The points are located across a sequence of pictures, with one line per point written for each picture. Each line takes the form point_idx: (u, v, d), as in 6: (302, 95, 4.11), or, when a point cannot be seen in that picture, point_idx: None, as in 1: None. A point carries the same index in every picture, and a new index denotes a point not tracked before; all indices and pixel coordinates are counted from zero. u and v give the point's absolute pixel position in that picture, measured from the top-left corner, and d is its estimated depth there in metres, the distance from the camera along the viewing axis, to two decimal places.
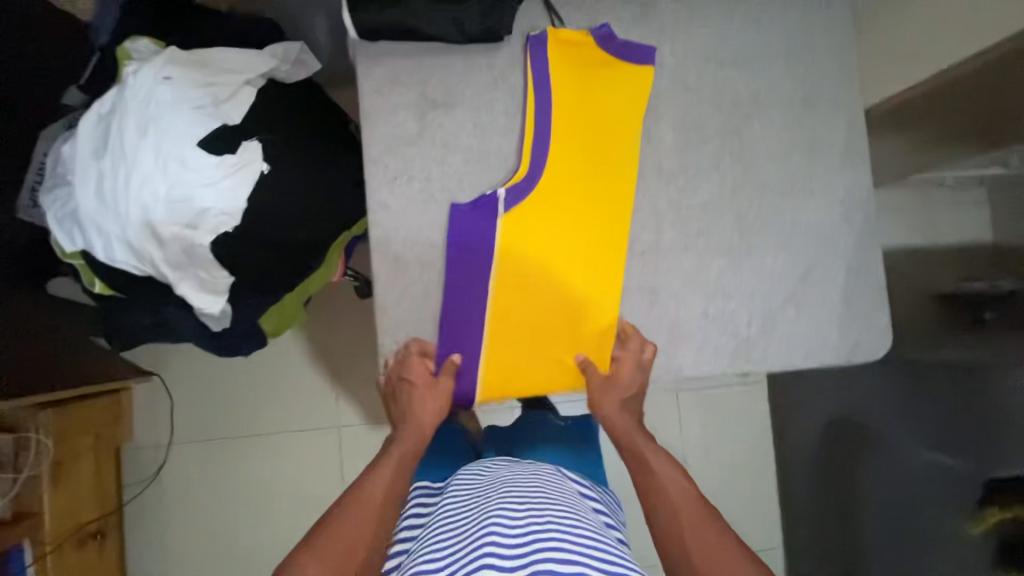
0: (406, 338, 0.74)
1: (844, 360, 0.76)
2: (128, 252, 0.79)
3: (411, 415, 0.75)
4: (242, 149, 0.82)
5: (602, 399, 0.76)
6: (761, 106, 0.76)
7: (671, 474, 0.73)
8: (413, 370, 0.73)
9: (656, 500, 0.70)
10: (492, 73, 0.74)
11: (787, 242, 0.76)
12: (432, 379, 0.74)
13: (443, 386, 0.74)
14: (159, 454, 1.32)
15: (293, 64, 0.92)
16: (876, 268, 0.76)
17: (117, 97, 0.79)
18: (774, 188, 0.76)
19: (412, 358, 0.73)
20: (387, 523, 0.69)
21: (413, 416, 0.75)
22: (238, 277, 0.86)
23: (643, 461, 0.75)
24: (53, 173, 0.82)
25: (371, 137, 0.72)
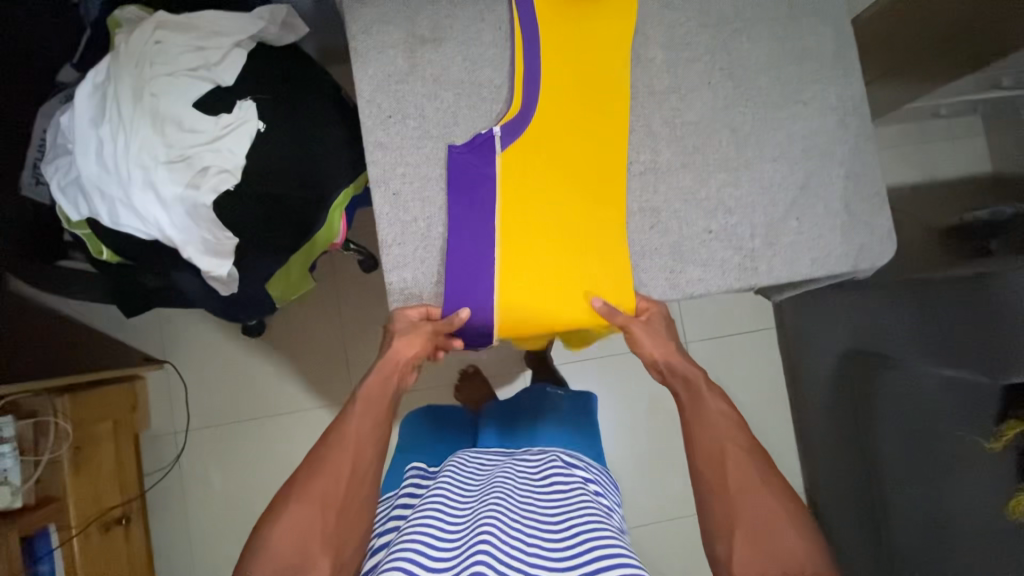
0: (412, 279, 0.74)
1: (850, 267, 0.76)
2: (132, 216, 0.80)
3: (390, 354, 0.73)
4: (237, 108, 0.83)
5: (647, 339, 0.74)
6: (748, 21, 0.77)
7: (723, 423, 0.70)
8: (398, 319, 0.73)
9: (702, 452, 0.69)
10: (479, 7, 0.74)
11: (783, 153, 0.76)
12: (415, 321, 0.73)
13: (424, 331, 0.72)
14: (178, 440, 1.33)
15: (282, 27, 0.92)
16: (874, 172, 0.77)
17: (111, 64, 0.81)
18: (767, 100, 0.76)
19: (404, 309, 0.74)
20: (364, 465, 0.68)
21: (391, 349, 0.73)
22: (242, 238, 0.86)
23: (698, 399, 0.73)
24: (54, 144, 0.83)
25: (364, 76, 0.73)
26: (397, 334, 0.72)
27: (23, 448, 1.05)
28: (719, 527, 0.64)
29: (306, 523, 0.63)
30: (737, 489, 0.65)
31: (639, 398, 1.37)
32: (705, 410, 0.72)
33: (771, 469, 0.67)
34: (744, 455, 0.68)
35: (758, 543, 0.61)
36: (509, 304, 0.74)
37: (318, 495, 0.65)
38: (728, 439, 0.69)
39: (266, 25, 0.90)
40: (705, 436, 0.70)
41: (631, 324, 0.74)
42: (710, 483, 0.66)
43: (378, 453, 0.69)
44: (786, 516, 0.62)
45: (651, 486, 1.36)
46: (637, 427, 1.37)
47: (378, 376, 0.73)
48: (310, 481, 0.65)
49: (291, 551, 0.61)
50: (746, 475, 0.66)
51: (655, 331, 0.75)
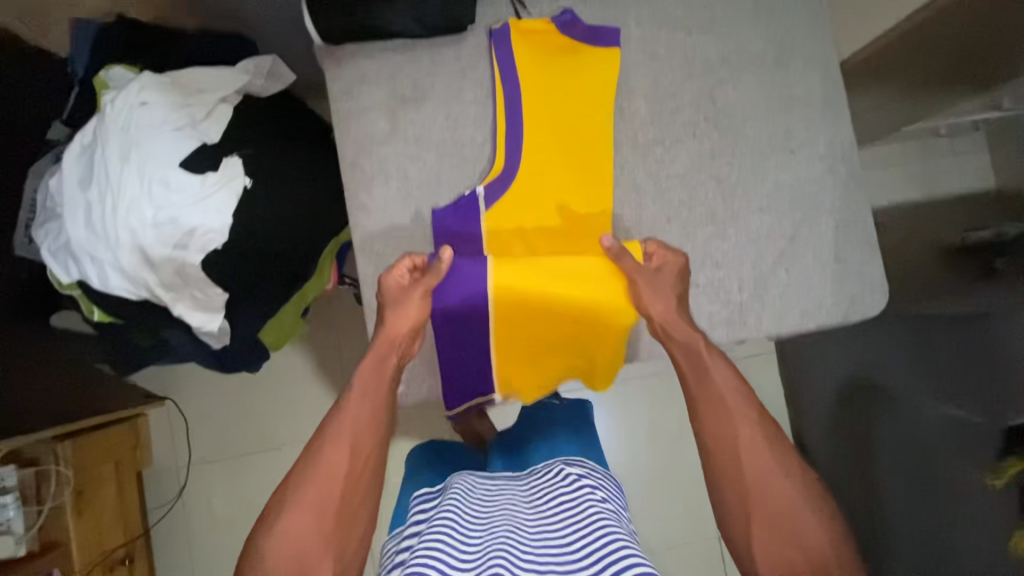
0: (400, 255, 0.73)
1: (840, 318, 0.75)
2: (122, 278, 0.80)
3: (386, 325, 0.70)
4: (223, 165, 0.83)
5: (652, 297, 0.70)
6: (733, 69, 0.75)
7: (730, 392, 0.64)
8: (387, 286, 0.70)
9: (710, 430, 0.63)
10: (459, 65, 0.74)
11: (771, 204, 0.75)
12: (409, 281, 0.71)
13: (417, 292, 0.70)
14: (180, 476, 1.34)
15: (268, 77, 0.93)
16: (864, 221, 0.76)
17: (97, 127, 0.81)
18: (755, 150, 0.75)
19: (392, 269, 0.71)
20: (367, 455, 0.63)
21: (389, 320, 0.70)
22: (233, 294, 0.87)
23: (701, 364, 0.66)
24: (44, 208, 0.83)
25: (345, 139, 0.73)
26: (391, 300, 0.70)
27: (25, 495, 1.09)
28: (733, 511, 0.59)
29: (303, 530, 0.57)
30: (752, 471, 0.60)
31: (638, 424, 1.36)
32: (711, 382, 0.65)
33: (782, 444, 0.62)
34: (756, 431, 0.62)
35: (777, 527, 0.57)
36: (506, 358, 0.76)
37: (314, 494, 0.59)
38: (736, 412, 0.63)
39: (250, 77, 0.90)
40: (712, 412, 0.63)
41: (635, 274, 0.70)
42: (721, 464, 0.61)
43: (378, 439, 0.64)
44: (802, 495, 0.58)
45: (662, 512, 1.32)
46: (644, 452, 1.32)
47: (375, 354, 0.69)
48: (304, 482, 0.60)
49: (291, 558, 0.56)
50: (761, 456, 0.60)
51: (660, 285, 0.70)
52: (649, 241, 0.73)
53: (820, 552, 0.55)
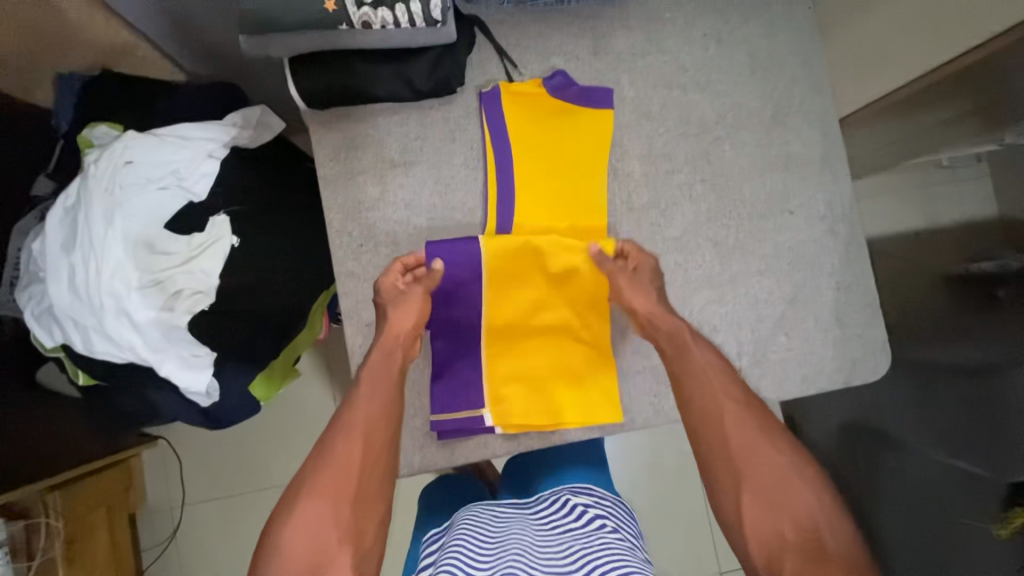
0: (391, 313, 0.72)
1: (843, 382, 0.73)
2: (107, 342, 0.78)
3: (384, 329, 0.67)
4: (209, 225, 0.82)
5: (634, 289, 0.69)
6: (729, 128, 0.74)
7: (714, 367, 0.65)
8: (383, 287, 0.67)
9: (697, 408, 0.63)
10: (449, 127, 0.72)
11: (769, 266, 0.73)
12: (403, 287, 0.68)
13: (415, 291, 0.67)
14: (174, 517, 1.32)
15: (256, 128, 0.90)
16: (865, 283, 0.74)
17: (80, 187, 0.79)
18: (753, 211, 0.73)
19: (385, 275, 0.68)
20: (379, 449, 0.61)
21: (387, 321, 0.67)
22: (220, 351, 0.85)
23: (685, 351, 0.66)
24: (27, 270, 0.81)
25: (333, 205, 0.71)
26: (388, 304, 0.67)
27: (14, 550, 1.05)
28: (727, 489, 0.59)
29: (320, 522, 0.55)
30: (740, 445, 0.60)
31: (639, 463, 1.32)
32: (693, 363, 0.65)
33: (767, 416, 0.62)
34: (741, 407, 0.62)
35: (768, 497, 0.57)
36: (504, 384, 0.72)
37: (328, 483, 0.58)
38: (721, 387, 0.63)
39: (238, 130, 0.88)
40: (698, 393, 0.63)
41: (617, 274, 0.69)
42: (711, 444, 0.61)
43: (389, 433, 0.63)
44: (791, 465, 0.58)
45: (667, 551, 1.29)
46: (646, 488, 1.30)
47: (380, 353, 0.66)
48: (319, 471, 0.59)
49: (307, 546, 0.54)
50: (749, 435, 0.60)
51: (644, 282, 0.69)
52: (626, 242, 0.71)
53: (812, 520, 0.55)
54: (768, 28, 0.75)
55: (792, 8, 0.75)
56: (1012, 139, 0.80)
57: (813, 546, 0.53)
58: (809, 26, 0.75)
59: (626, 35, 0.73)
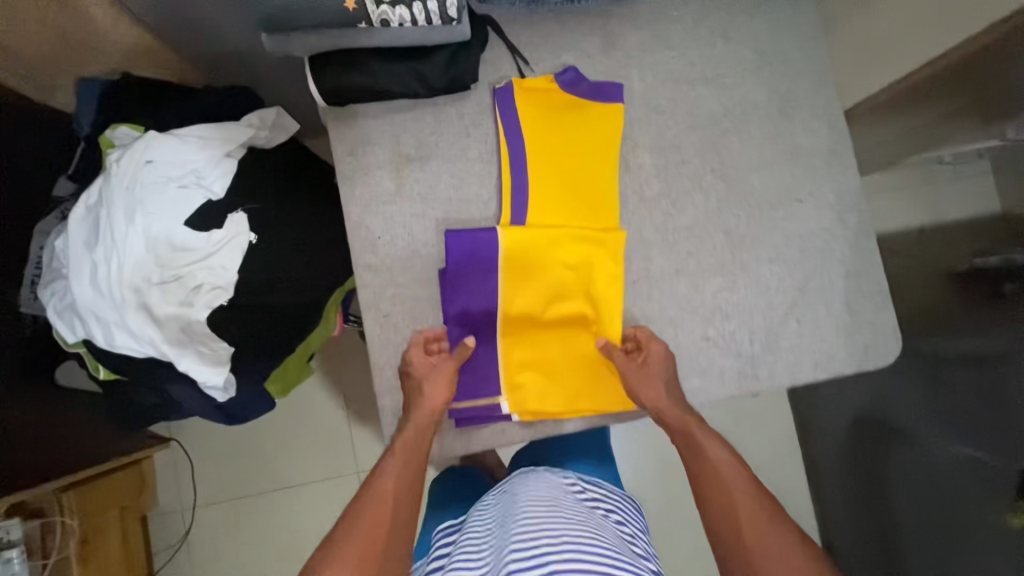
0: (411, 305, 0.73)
1: (854, 368, 0.74)
2: (128, 336, 0.80)
3: (412, 408, 0.69)
4: (228, 222, 0.83)
5: (640, 381, 0.70)
6: (737, 121, 0.76)
7: (721, 453, 0.70)
8: (415, 359, 0.70)
9: (711, 505, 0.66)
10: (464, 122, 0.74)
11: (779, 255, 0.74)
12: (433, 365, 0.70)
13: (447, 365, 0.70)
14: (186, 518, 1.33)
15: (272, 129, 0.93)
16: (874, 271, 0.75)
17: (103, 185, 0.81)
18: (762, 201, 0.75)
19: (411, 349, 0.71)
20: (400, 525, 0.65)
21: (415, 402, 0.69)
22: (238, 346, 0.87)
23: (696, 445, 0.71)
24: (50, 267, 0.83)
25: (351, 199, 0.73)
26: (415, 385, 0.69)
27: (30, 549, 1.05)
28: None
29: None
30: (754, 542, 0.61)
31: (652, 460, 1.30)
32: (706, 459, 0.69)
33: (779, 510, 0.64)
34: (754, 503, 0.65)
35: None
36: (519, 373, 0.73)
37: (354, 555, 0.61)
38: (729, 474, 0.68)
39: (255, 131, 0.91)
40: (713, 490, 0.67)
41: (623, 367, 0.71)
42: (727, 540, 0.63)
43: (412, 509, 0.67)
44: (805, 561, 0.60)
45: (674, 549, 1.29)
46: (655, 486, 1.30)
47: (412, 431, 0.69)
48: (346, 540, 0.62)
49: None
50: (763, 529, 0.62)
51: (653, 374, 0.70)
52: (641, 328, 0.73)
53: None
54: (773, 25, 0.77)
55: (796, 6, 0.77)
56: (1013, 134, 0.84)
57: None
58: (812, 23, 0.77)
59: (635, 33, 0.76)
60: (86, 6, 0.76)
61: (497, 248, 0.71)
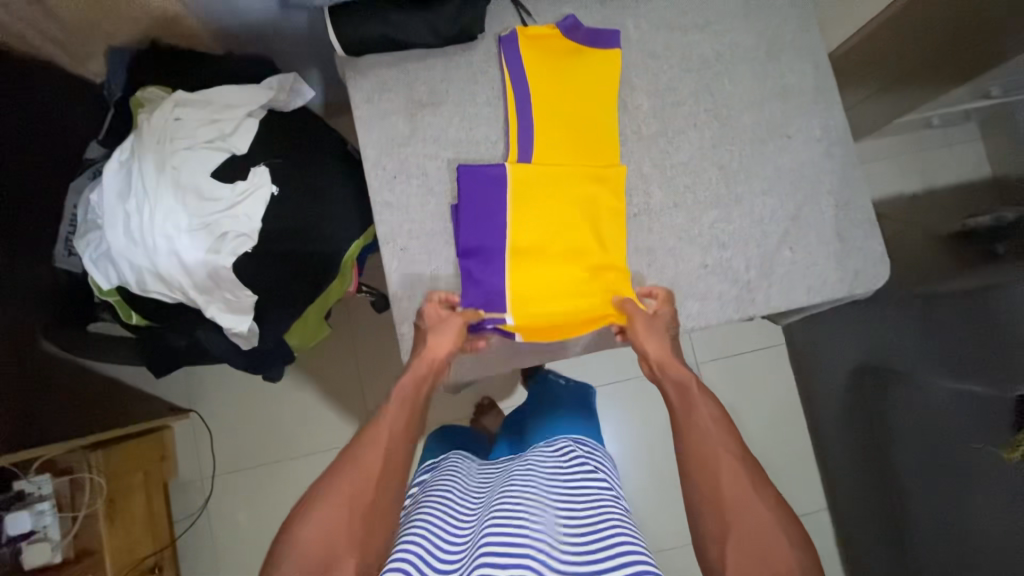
0: (428, 241, 0.78)
1: (846, 292, 0.78)
2: (159, 281, 0.85)
3: (423, 352, 0.74)
4: (252, 174, 0.89)
5: (642, 333, 0.74)
6: (728, 64, 0.81)
7: (715, 432, 0.67)
8: (427, 314, 0.75)
9: (691, 460, 0.65)
10: (472, 70, 0.80)
11: (772, 187, 0.79)
12: (447, 316, 0.75)
13: (455, 321, 0.74)
14: (206, 485, 1.36)
15: (289, 93, 0.98)
16: (862, 200, 0.79)
17: (134, 142, 0.86)
18: (754, 137, 0.80)
19: (429, 301, 0.76)
20: (395, 470, 0.66)
21: (426, 346, 0.74)
22: (261, 295, 0.91)
23: (688, 394, 0.72)
24: (85, 220, 0.88)
25: (369, 142, 0.78)
26: (429, 330, 0.74)
27: (60, 504, 1.09)
28: (711, 540, 0.60)
29: (336, 523, 0.60)
30: (731, 500, 0.61)
31: (660, 422, 1.32)
32: (695, 409, 0.70)
33: (759, 473, 0.64)
34: (736, 462, 0.64)
35: (753, 555, 0.57)
36: (530, 300, 0.77)
37: (347, 491, 0.62)
38: (719, 455, 0.64)
39: (275, 93, 0.97)
40: (696, 443, 0.66)
41: (634, 315, 0.75)
42: (702, 493, 0.63)
43: (406, 453, 0.68)
44: (779, 524, 0.58)
45: (675, 510, 1.30)
46: (657, 446, 1.32)
47: (411, 377, 0.73)
48: (338, 480, 0.63)
49: (317, 553, 0.58)
50: (740, 487, 0.62)
51: (658, 328, 0.75)
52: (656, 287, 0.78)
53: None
54: None
55: None
56: None
57: None
58: None
59: None
60: None
61: (505, 184, 0.76)
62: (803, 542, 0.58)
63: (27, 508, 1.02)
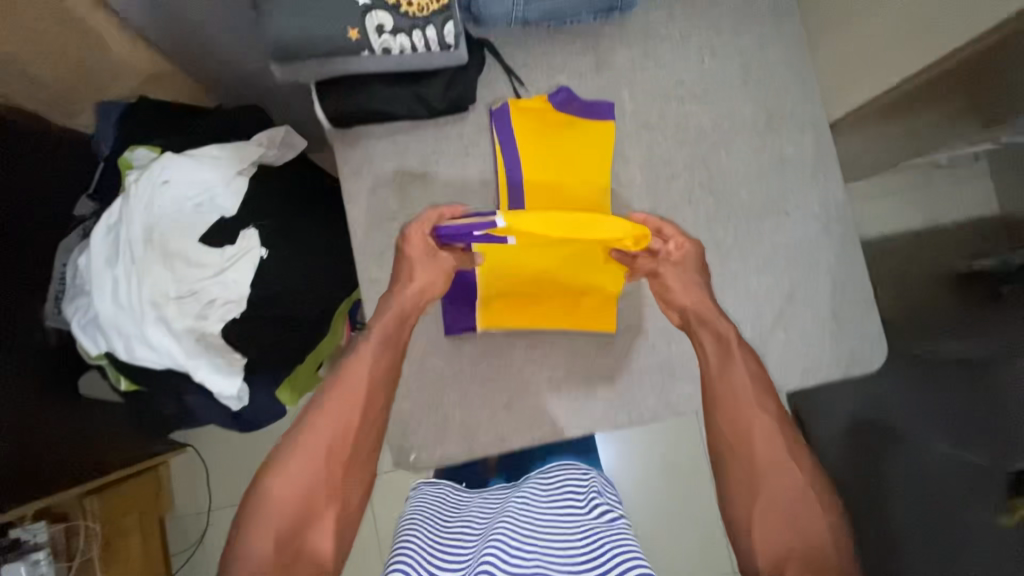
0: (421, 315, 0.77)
1: (842, 373, 0.77)
2: (147, 348, 0.83)
3: (402, 290, 0.71)
4: (241, 238, 0.88)
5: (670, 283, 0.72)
6: (725, 135, 0.79)
7: (749, 389, 0.66)
8: (411, 241, 0.72)
9: (726, 412, 0.66)
10: (462, 141, 0.78)
11: (768, 265, 0.77)
12: (433, 253, 0.72)
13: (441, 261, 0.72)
14: (201, 520, 1.36)
15: (281, 146, 0.96)
16: (861, 279, 0.78)
17: (121, 206, 0.85)
18: (750, 213, 0.78)
19: (414, 227, 0.72)
20: (373, 414, 0.68)
21: (406, 286, 0.71)
22: (252, 357, 0.90)
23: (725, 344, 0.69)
24: (74, 284, 0.88)
25: (357, 216, 0.77)
26: (411, 263, 0.71)
27: (56, 551, 1.11)
28: (739, 499, 0.62)
29: (311, 473, 0.62)
30: (766, 461, 0.62)
31: None
32: (734, 370, 0.68)
33: (794, 434, 0.64)
34: (772, 422, 0.64)
35: (783, 517, 0.59)
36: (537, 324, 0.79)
37: (326, 440, 0.64)
38: (754, 415, 0.65)
39: (265, 148, 0.94)
40: (732, 397, 0.66)
41: (661, 266, 0.72)
42: (734, 450, 0.64)
43: (388, 395, 0.69)
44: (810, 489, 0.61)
45: None
46: None
47: (395, 310, 0.71)
48: (317, 425, 0.65)
49: (292, 505, 0.61)
50: (775, 449, 0.63)
51: (686, 277, 0.72)
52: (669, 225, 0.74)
53: (822, 546, 0.57)
54: (760, 41, 0.80)
55: (783, 22, 0.80)
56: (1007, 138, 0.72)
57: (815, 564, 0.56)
58: (797, 37, 0.80)
59: (625, 52, 0.79)
60: (96, 29, 0.80)
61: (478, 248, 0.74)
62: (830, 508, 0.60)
63: (22, 558, 1.02)
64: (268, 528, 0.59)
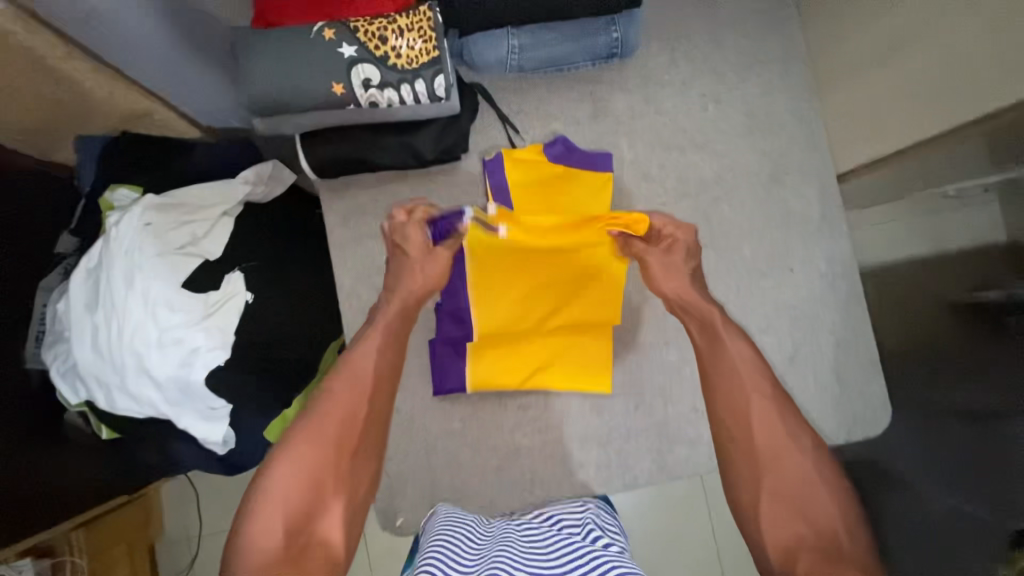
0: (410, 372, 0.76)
1: (843, 439, 0.74)
2: (128, 398, 0.81)
3: (399, 283, 0.70)
4: (225, 281, 0.86)
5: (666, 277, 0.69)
6: (728, 188, 0.76)
7: (744, 372, 0.65)
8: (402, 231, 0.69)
9: (724, 398, 0.64)
10: (454, 191, 0.75)
11: (769, 325, 0.75)
12: (428, 247, 0.70)
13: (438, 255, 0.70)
14: (191, 545, 1.33)
15: (268, 182, 0.93)
16: (865, 340, 0.75)
17: (101, 250, 0.82)
18: (752, 270, 0.75)
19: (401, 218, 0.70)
20: (376, 401, 0.66)
21: (403, 279, 0.70)
22: (236, 403, 0.86)
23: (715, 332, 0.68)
24: (53, 329, 0.85)
25: (344, 268, 0.74)
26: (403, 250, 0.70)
27: None
28: (746, 486, 0.61)
29: (315, 465, 0.61)
30: (768, 447, 0.61)
31: None
32: (726, 354, 0.66)
33: (795, 415, 0.63)
34: (769, 404, 0.64)
35: (793, 502, 0.58)
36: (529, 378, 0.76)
37: (332, 431, 0.63)
38: (751, 398, 0.64)
39: (251, 187, 0.91)
40: (728, 384, 0.65)
41: (648, 256, 0.69)
42: (734, 434, 0.63)
43: (393, 384, 0.68)
44: (816, 471, 0.59)
45: None
46: None
47: (396, 301, 0.70)
48: (321, 418, 0.63)
49: (296, 494, 0.59)
50: (775, 433, 0.62)
51: (674, 263, 0.69)
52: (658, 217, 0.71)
53: (835, 531, 0.55)
54: (765, 89, 0.76)
55: (791, 70, 0.77)
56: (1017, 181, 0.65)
57: (829, 550, 0.54)
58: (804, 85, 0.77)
59: (625, 99, 0.76)
60: (69, 73, 0.77)
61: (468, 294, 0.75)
62: (840, 490, 0.58)
63: None
64: (272, 524, 0.57)
